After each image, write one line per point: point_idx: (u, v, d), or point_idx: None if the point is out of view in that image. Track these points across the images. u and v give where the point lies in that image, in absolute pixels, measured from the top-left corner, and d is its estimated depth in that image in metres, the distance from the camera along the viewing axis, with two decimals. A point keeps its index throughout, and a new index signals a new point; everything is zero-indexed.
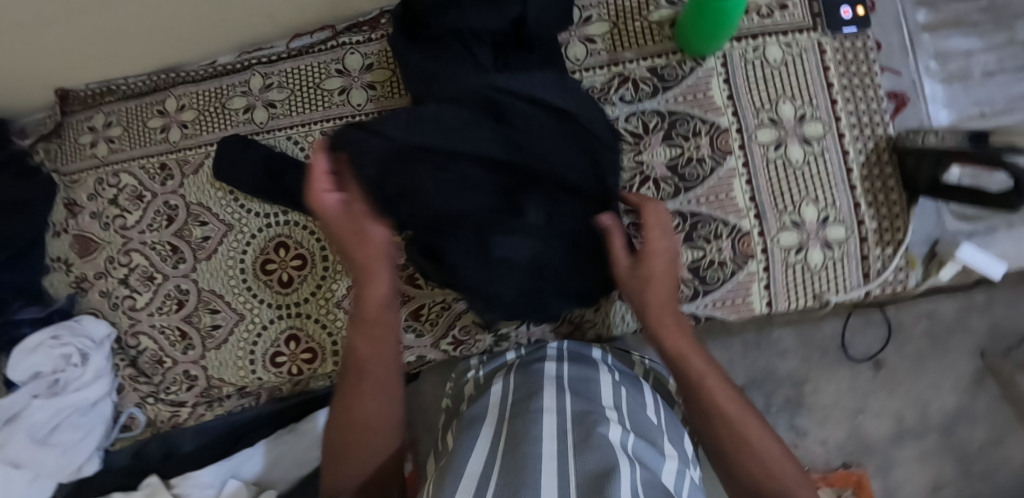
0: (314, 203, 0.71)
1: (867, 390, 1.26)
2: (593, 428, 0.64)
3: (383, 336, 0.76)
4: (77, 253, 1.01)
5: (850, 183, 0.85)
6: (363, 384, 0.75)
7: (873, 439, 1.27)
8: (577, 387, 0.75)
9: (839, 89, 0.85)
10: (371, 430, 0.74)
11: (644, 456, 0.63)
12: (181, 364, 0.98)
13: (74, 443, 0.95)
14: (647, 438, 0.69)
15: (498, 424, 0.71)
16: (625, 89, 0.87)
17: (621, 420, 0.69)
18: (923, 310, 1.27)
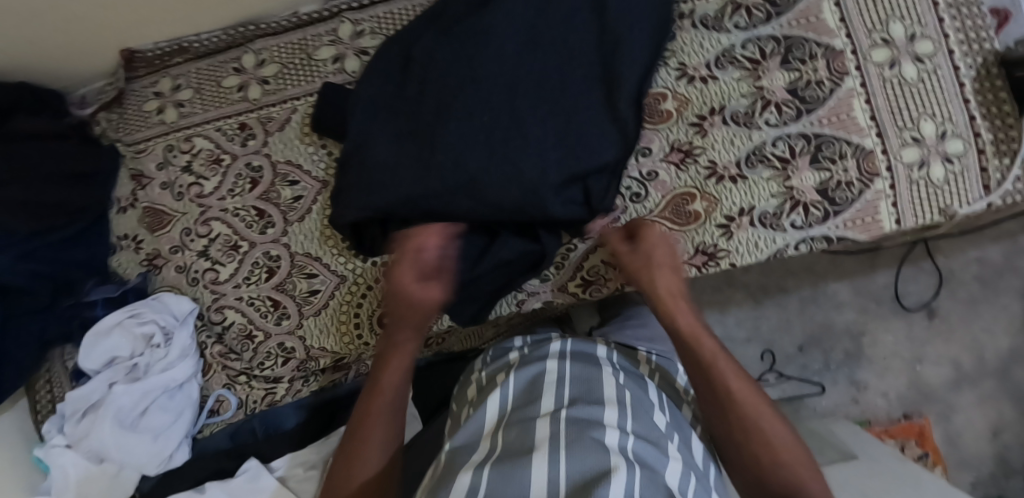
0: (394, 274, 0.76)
1: (923, 338, 1.34)
2: (589, 434, 0.62)
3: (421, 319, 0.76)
4: (147, 228, 0.93)
5: (963, 97, 0.86)
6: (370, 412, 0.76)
7: (932, 387, 1.35)
8: (578, 388, 0.71)
9: (945, 7, 0.87)
10: (375, 444, 0.74)
11: (644, 459, 0.62)
12: (275, 337, 0.90)
13: (164, 430, 0.87)
14: (651, 440, 0.67)
15: (495, 434, 0.69)
16: (739, 16, 0.86)
17: (622, 420, 0.67)
18: (971, 257, 1.34)
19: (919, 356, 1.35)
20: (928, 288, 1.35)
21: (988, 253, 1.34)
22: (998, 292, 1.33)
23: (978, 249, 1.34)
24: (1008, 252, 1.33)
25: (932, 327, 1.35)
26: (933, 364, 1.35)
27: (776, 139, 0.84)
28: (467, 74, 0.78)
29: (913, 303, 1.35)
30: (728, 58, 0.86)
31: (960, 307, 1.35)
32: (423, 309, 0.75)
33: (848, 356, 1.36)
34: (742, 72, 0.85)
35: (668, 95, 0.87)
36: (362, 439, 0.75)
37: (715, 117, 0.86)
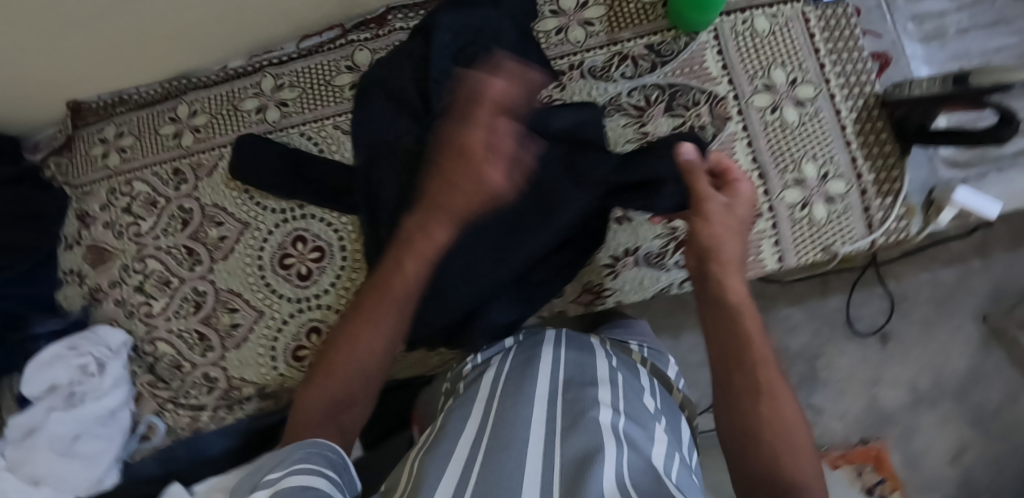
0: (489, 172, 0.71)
1: (880, 361, 1.34)
2: (584, 420, 0.66)
3: (405, 288, 0.76)
4: (90, 264, 1.01)
5: (845, 139, 0.89)
6: (358, 335, 0.74)
7: (892, 409, 1.34)
8: (575, 376, 0.76)
9: (825, 53, 0.91)
10: (358, 378, 0.73)
11: (634, 435, 0.66)
12: (200, 368, 0.97)
13: (96, 455, 0.93)
14: (642, 420, 0.71)
15: (490, 409, 0.73)
16: (625, 67, 0.92)
17: (613, 402, 0.71)
18: (924, 279, 1.35)
19: (876, 378, 1.34)
20: (880, 312, 1.35)
21: (942, 275, 1.35)
22: (953, 313, 1.34)
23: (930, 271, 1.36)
24: (961, 274, 1.34)
25: (886, 351, 1.35)
26: (890, 386, 1.34)
27: None
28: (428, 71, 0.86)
29: (867, 326, 1.35)
30: (614, 106, 0.91)
31: (915, 329, 1.35)
32: (429, 243, 0.76)
33: (804, 379, 1.35)
34: (628, 119, 0.90)
35: None
36: (339, 351, 0.74)
37: None
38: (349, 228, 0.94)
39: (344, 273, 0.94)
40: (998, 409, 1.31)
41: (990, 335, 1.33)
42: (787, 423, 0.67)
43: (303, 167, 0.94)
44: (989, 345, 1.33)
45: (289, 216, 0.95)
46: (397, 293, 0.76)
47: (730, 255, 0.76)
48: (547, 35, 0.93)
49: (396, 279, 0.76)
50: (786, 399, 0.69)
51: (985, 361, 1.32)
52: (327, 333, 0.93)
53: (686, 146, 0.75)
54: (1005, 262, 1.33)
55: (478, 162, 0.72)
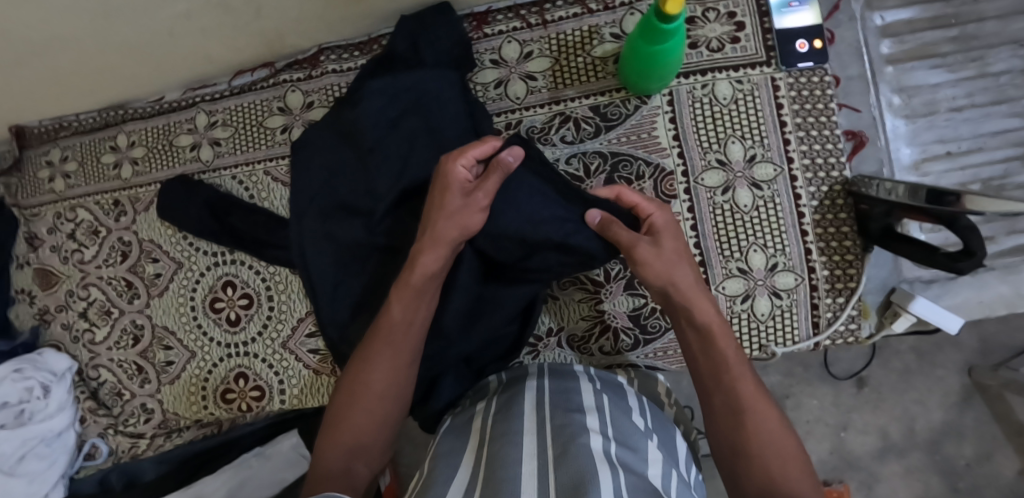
0: (457, 217, 0.68)
1: (851, 406, 1.13)
2: (574, 447, 0.60)
3: (412, 331, 0.70)
4: (39, 286, 1.03)
5: (801, 229, 0.81)
6: (350, 403, 0.68)
7: (857, 455, 1.13)
8: (558, 403, 0.70)
9: (792, 128, 0.81)
10: (366, 443, 0.68)
11: (627, 462, 0.60)
12: (138, 398, 1.00)
13: (41, 472, 0.97)
14: (631, 444, 0.65)
15: (481, 447, 0.67)
16: (566, 129, 0.84)
17: (603, 428, 0.65)
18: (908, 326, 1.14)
19: (844, 422, 1.13)
20: (859, 356, 1.12)
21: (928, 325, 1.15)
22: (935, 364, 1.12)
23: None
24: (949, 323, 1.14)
25: (861, 396, 1.13)
26: (859, 431, 1.13)
27: None
28: (361, 145, 0.81)
29: (841, 371, 1.13)
30: None
31: (892, 376, 1.13)
32: (423, 286, 0.70)
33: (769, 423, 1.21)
34: None
35: None
36: (341, 410, 0.68)
37: None
38: (277, 278, 0.93)
39: (271, 322, 0.93)
40: (970, 465, 1.11)
41: (973, 388, 1.11)
42: (777, 442, 0.62)
43: (227, 216, 0.92)
44: (971, 398, 1.11)
45: (219, 260, 0.94)
46: (402, 340, 0.70)
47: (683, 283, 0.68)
48: (485, 88, 0.86)
49: (381, 336, 0.70)
50: (771, 416, 0.63)
51: (962, 415, 1.11)
52: (253, 380, 0.94)
53: (588, 213, 0.69)
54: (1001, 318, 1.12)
55: (454, 212, 0.68)
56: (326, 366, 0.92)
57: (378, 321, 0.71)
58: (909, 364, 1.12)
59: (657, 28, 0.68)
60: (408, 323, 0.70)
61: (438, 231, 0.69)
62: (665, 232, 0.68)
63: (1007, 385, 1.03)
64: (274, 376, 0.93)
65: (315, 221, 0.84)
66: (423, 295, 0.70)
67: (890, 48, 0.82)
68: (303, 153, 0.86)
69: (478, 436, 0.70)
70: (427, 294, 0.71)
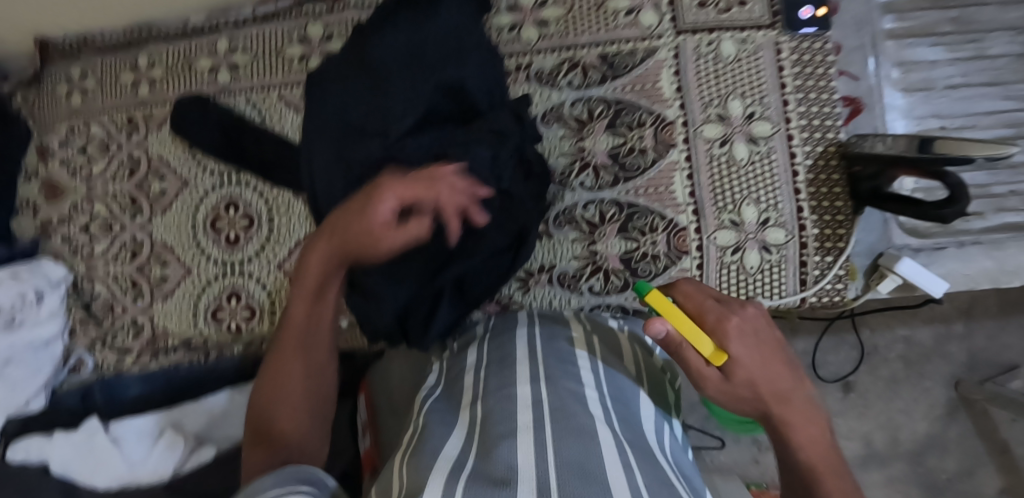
0: (369, 236, 0.62)
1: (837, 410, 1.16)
2: (574, 405, 0.58)
3: (329, 277, 0.67)
4: (44, 198, 1.04)
5: (793, 187, 0.83)
6: (286, 347, 0.69)
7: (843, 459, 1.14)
8: (552, 358, 0.67)
9: (792, 90, 0.84)
10: (293, 390, 0.69)
11: (624, 418, 0.59)
12: (130, 312, 1.01)
13: (23, 379, 0.96)
14: (628, 404, 0.63)
15: (472, 403, 0.63)
16: (574, 75, 0.86)
17: (597, 383, 0.64)
18: (897, 335, 1.17)
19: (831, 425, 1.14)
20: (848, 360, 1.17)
21: (918, 334, 1.16)
22: (923, 374, 1.15)
23: (909, 328, 1.17)
24: (938, 335, 1.16)
25: (848, 401, 1.16)
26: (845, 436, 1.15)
27: (588, 203, 0.85)
28: None
29: (829, 374, 1.16)
30: (555, 115, 0.86)
31: (880, 384, 1.16)
32: (322, 282, 0.68)
33: None
34: (566, 131, 0.86)
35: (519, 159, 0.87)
36: (274, 367, 0.69)
37: None
38: (279, 201, 0.94)
39: (270, 243, 0.95)
40: (952, 480, 1.12)
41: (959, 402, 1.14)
42: (821, 470, 0.58)
43: (238, 136, 0.94)
44: (957, 412, 1.14)
45: (225, 181, 0.96)
46: (320, 288, 0.68)
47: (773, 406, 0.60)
48: (500, 31, 0.88)
49: (298, 284, 0.69)
50: (808, 436, 0.60)
51: (947, 428, 1.14)
52: (246, 300, 0.96)
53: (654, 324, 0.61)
54: (989, 334, 1.15)
55: (367, 233, 0.62)
56: None
57: (300, 261, 0.69)
58: (897, 373, 1.16)
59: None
60: (320, 278, 0.68)
61: (333, 239, 0.65)
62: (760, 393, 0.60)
63: (992, 398, 1.08)
64: (267, 297, 0.95)
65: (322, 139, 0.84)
66: (327, 282, 0.68)
67: (892, 23, 0.86)
68: (315, 83, 0.86)
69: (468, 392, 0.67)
70: (330, 249, 0.66)
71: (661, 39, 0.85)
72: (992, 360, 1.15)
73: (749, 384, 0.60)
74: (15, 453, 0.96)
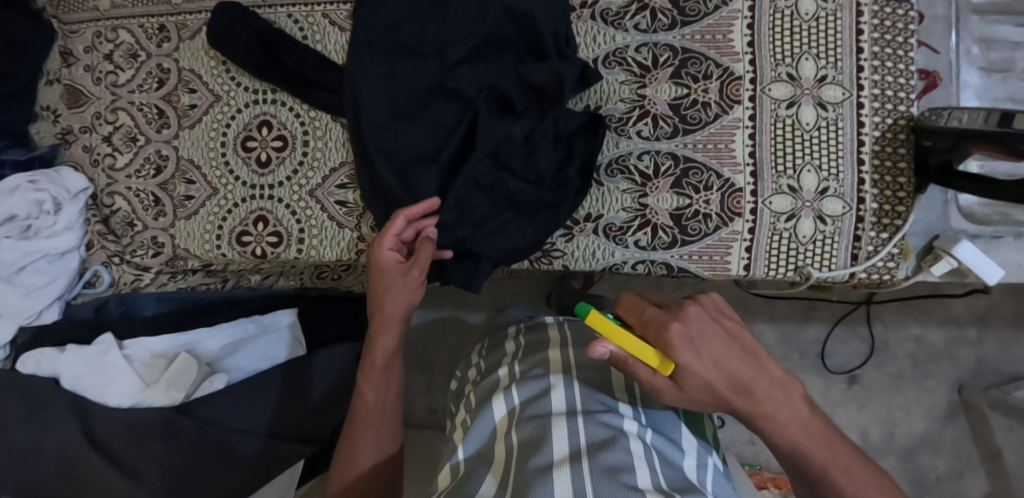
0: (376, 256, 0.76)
1: (839, 401, 1.25)
2: (617, 438, 0.63)
3: (385, 408, 0.81)
4: (66, 104, 1.00)
5: (858, 157, 0.80)
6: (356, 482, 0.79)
7: None
8: (585, 383, 0.73)
9: (868, 56, 0.80)
10: None
11: (664, 454, 0.64)
12: (150, 230, 0.97)
13: (39, 288, 0.96)
14: (663, 431, 0.69)
15: (508, 432, 0.69)
16: (642, 17, 0.82)
17: (634, 416, 0.69)
18: (910, 333, 1.25)
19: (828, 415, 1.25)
20: (858, 354, 1.25)
21: (929, 334, 1.24)
22: (927, 374, 1.24)
23: (921, 326, 1.25)
24: (949, 338, 1.24)
25: (850, 392, 1.25)
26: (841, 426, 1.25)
27: (643, 153, 0.82)
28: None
29: (836, 365, 1.26)
30: (618, 58, 0.82)
31: (884, 380, 1.25)
32: (371, 415, 0.80)
33: None
34: (628, 76, 0.82)
35: None
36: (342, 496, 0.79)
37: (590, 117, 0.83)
38: (316, 124, 0.90)
39: (304, 166, 0.90)
40: (939, 479, 1.22)
41: (959, 404, 1.23)
42: (806, 449, 0.61)
43: (279, 50, 0.89)
44: (955, 414, 1.23)
45: (260, 98, 0.92)
46: (377, 419, 0.80)
47: (745, 401, 0.61)
48: None
49: (357, 424, 0.80)
50: (788, 417, 0.62)
51: (944, 430, 1.23)
52: (272, 225, 0.91)
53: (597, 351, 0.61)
54: (1000, 341, 1.22)
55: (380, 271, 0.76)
56: (351, 220, 0.89)
57: (355, 407, 0.81)
58: (903, 370, 1.24)
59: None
60: (381, 405, 0.80)
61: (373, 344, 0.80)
62: (725, 389, 0.61)
63: (996, 404, 1.14)
64: (295, 223, 0.91)
65: (374, 60, 0.82)
66: (388, 374, 0.81)
67: None
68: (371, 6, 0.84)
69: (507, 414, 0.72)
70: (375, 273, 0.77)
71: None
72: (1001, 368, 1.22)
73: (704, 386, 0.61)
74: (25, 365, 0.99)
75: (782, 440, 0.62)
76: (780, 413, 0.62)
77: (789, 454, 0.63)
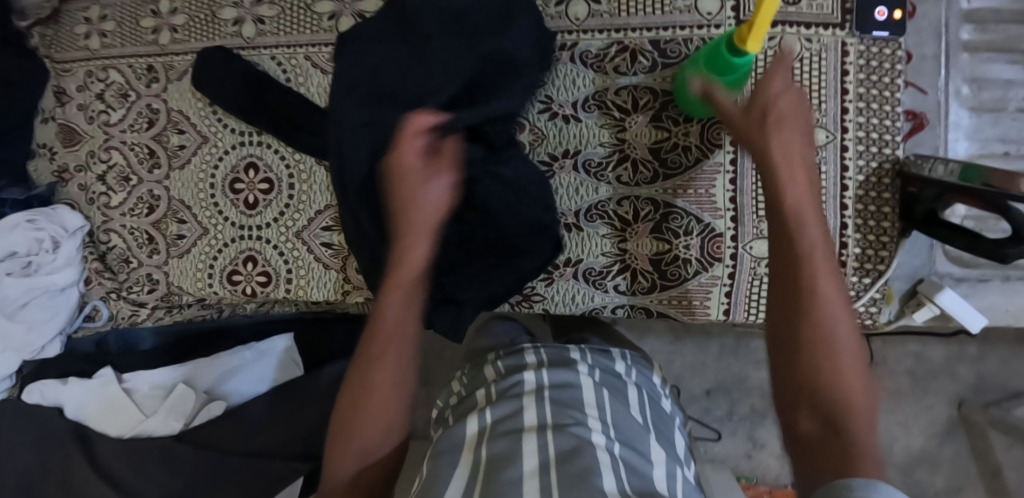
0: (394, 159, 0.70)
1: None
2: (584, 449, 0.65)
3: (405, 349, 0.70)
4: (61, 143, 1.02)
5: (841, 202, 0.79)
6: (355, 401, 0.68)
7: None
8: (558, 396, 0.74)
9: (853, 98, 0.78)
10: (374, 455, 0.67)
11: (631, 464, 0.65)
12: (145, 267, 1.00)
13: (40, 323, 0.99)
14: (633, 441, 0.71)
15: (478, 447, 0.70)
16: (621, 59, 0.81)
17: (604, 428, 0.70)
18: (909, 349, 1.24)
19: None
20: None
21: (929, 351, 1.23)
22: (926, 390, 1.23)
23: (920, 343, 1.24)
24: (950, 355, 1.22)
25: None
26: None
27: (623, 198, 0.81)
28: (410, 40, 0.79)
29: None
30: (597, 101, 0.82)
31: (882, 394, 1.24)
32: (401, 321, 0.70)
33: (753, 413, 1.27)
34: (608, 119, 0.82)
35: (526, 127, 0.83)
36: (345, 414, 0.68)
37: (568, 160, 0.82)
38: (301, 166, 0.91)
39: (290, 208, 0.92)
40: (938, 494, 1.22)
41: (958, 420, 1.21)
42: (829, 370, 0.56)
43: (263, 94, 0.91)
44: (954, 429, 1.22)
45: (246, 140, 0.93)
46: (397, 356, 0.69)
47: (798, 207, 0.61)
48: (546, 4, 0.83)
49: (372, 344, 0.70)
50: (828, 276, 0.58)
51: (943, 445, 1.22)
52: (261, 265, 0.93)
53: None
54: (1001, 359, 1.21)
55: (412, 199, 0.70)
56: (336, 261, 0.91)
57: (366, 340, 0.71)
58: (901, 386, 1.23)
59: (728, 60, 0.67)
60: (404, 313, 0.71)
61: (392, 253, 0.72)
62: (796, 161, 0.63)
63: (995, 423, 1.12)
64: (283, 264, 0.93)
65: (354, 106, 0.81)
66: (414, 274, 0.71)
67: (970, 34, 0.80)
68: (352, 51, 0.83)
69: (479, 430, 0.73)
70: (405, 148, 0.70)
71: (719, 29, 0.80)
72: (1002, 385, 1.21)
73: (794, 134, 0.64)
74: (30, 396, 1.03)
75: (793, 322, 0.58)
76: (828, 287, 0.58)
77: (808, 333, 0.57)
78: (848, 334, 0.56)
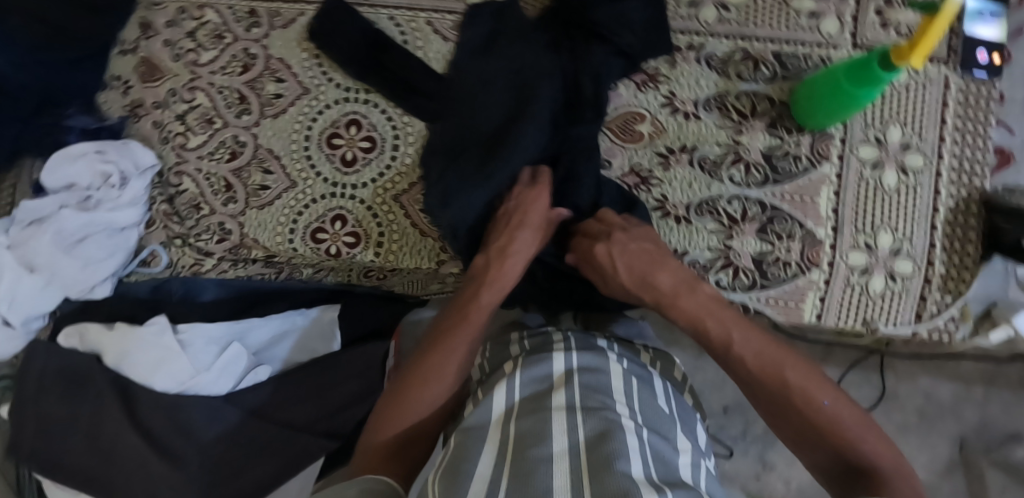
0: None
1: None
2: (613, 432, 0.59)
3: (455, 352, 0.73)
4: (139, 77, 0.97)
5: (932, 223, 0.84)
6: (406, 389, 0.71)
7: None
8: (588, 380, 0.68)
9: (951, 129, 0.85)
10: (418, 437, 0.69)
11: (660, 451, 0.59)
12: (218, 215, 0.95)
13: (96, 261, 0.93)
14: (661, 430, 0.64)
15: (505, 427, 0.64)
16: (744, 66, 0.85)
17: (632, 414, 0.64)
18: (919, 386, 1.24)
19: None
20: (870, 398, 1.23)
21: (938, 389, 1.24)
22: (932, 426, 1.23)
23: (930, 380, 1.24)
24: (957, 393, 1.23)
25: None
26: None
27: (733, 198, 0.85)
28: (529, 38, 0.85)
29: None
30: (718, 102, 0.85)
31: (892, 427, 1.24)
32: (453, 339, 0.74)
33: (765, 434, 1.25)
34: (726, 121, 0.85)
35: (646, 118, 0.86)
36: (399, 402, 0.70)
37: (684, 155, 0.85)
38: (408, 129, 0.90)
39: (392, 169, 0.90)
40: None
41: (959, 459, 1.22)
42: (823, 426, 0.63)
43: (378, 53, 0.90)
44: (953, 468, 1.22)
45: (352, 97, 0.92)
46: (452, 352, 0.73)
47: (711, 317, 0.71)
48: (678, 5, 0.86)
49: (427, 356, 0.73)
50: (746, 339, 0.68)
51: (943, 481, 1.22)
52: (351, 226, 0.91)
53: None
54: (1004, 403, 1.21)
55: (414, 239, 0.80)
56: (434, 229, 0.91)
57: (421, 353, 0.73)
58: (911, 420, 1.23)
59: (868, 80, 0.72)
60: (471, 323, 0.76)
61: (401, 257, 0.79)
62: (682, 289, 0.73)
63: None
64: (375, 226, 0.91)
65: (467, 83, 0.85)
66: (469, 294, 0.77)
67: None
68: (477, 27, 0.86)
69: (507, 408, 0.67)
70: None
71: (837, 50, 0.85)
72: (1001, 427, 1.22)
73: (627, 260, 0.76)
74: (67, 338, 0.97)
75: (775, 406, 0.66)
76: (749, 348, 0.68)
77: (788, 417, 0.66)
78: (806, 379, 0.65)
